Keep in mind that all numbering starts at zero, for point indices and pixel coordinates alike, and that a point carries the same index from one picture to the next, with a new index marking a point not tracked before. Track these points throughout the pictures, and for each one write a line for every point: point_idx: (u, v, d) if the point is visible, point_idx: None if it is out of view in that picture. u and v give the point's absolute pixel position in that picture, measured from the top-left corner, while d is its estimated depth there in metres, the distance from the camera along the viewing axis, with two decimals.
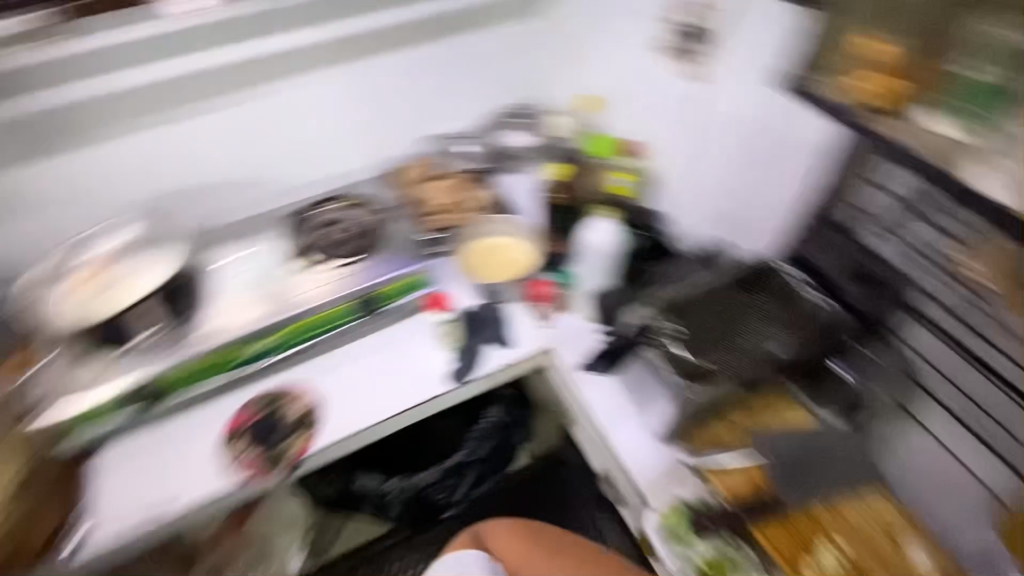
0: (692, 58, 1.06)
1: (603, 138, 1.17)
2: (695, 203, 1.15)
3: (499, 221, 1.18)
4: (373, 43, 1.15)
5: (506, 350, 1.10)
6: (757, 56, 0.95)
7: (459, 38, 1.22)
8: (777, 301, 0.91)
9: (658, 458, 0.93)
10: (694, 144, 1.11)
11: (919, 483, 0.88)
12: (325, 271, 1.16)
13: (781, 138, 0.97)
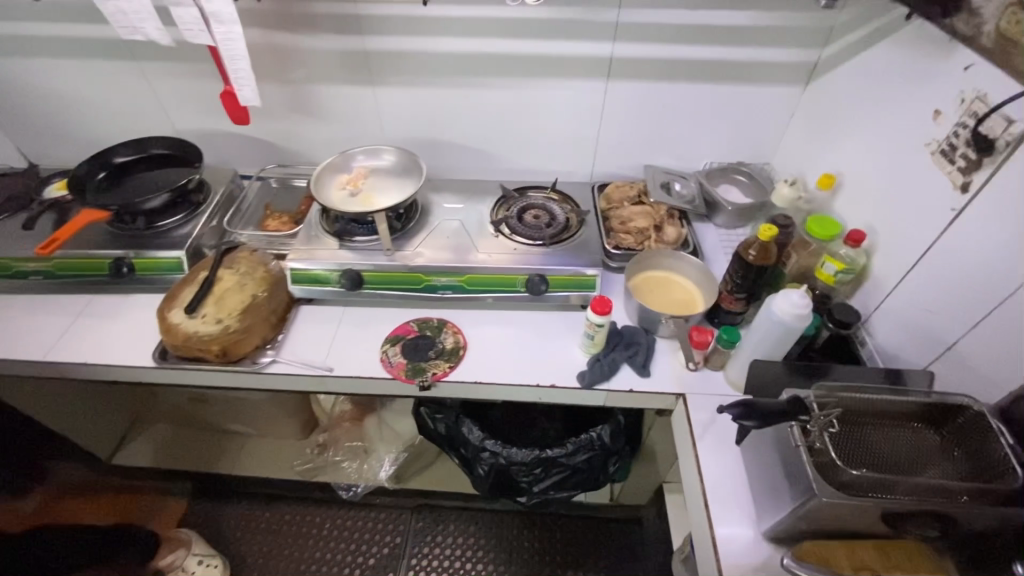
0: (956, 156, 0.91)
1: (828, 221, 1.12)
2: (907, 316, 1.01)
3: (682, 260, 1.24)
4: (627, 68, 1.30)
5: (639, 378, 1.11)
6: None
7: (718, 86, 1.32)
8: (965, 458, 0.82)
9: (753, 550, 0.88)
10: (927, 253, 0.96)
11: None
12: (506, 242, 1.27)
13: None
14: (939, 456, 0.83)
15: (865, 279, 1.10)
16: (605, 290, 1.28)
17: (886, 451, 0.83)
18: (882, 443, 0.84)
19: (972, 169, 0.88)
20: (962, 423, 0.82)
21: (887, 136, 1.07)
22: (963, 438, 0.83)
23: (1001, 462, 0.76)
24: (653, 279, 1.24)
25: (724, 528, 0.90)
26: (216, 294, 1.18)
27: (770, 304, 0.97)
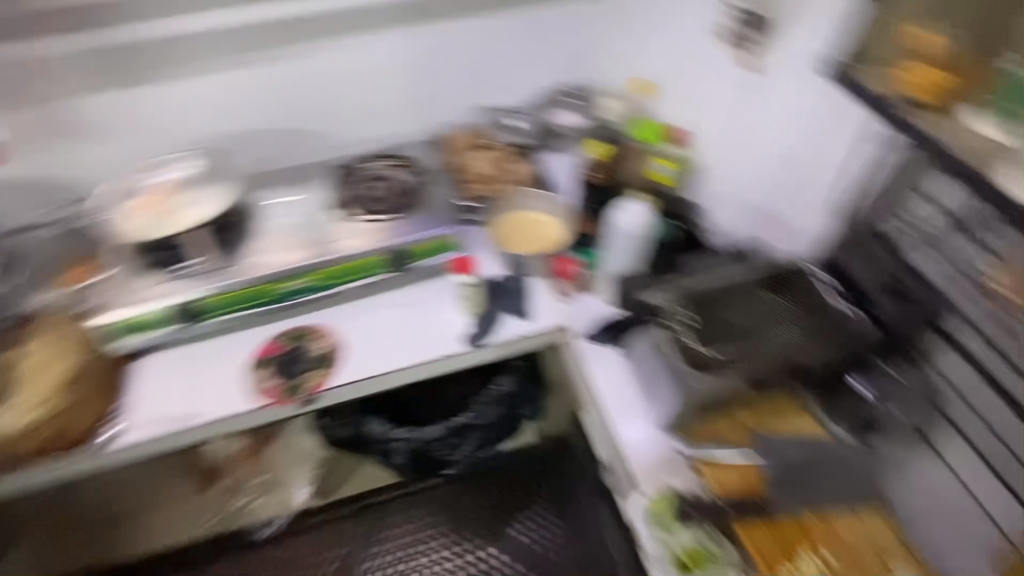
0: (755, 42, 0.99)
1: (649, 124, 1.16)
2: (740, 200, 1.10)
3: (531, 195, 1.20)
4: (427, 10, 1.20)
5: (524, 322, 1.12)
6: (814, 45, 0.90)
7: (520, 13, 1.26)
8: (804, 307, 0.90)
9: (656, 443, 0.92)
10: (743, 139, 1.06)
11: (929, 512, 0.85)
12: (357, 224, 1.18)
13: (830, 138, 0.92)
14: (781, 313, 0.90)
15: (697, 171, 1.17)
16: (469, 245, 1.24)
17: (741, 324, 0.89)
18: (737, 320, 0.90)
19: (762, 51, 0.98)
20: (791, 282, 0.94)
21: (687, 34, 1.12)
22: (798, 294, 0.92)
23: (823, 303, 0.90)
24: (508, 221, 1.19)
25: (627, 437, 0.95)
26: (18, 380, 0.97)
27: (608, 219, 1.04)
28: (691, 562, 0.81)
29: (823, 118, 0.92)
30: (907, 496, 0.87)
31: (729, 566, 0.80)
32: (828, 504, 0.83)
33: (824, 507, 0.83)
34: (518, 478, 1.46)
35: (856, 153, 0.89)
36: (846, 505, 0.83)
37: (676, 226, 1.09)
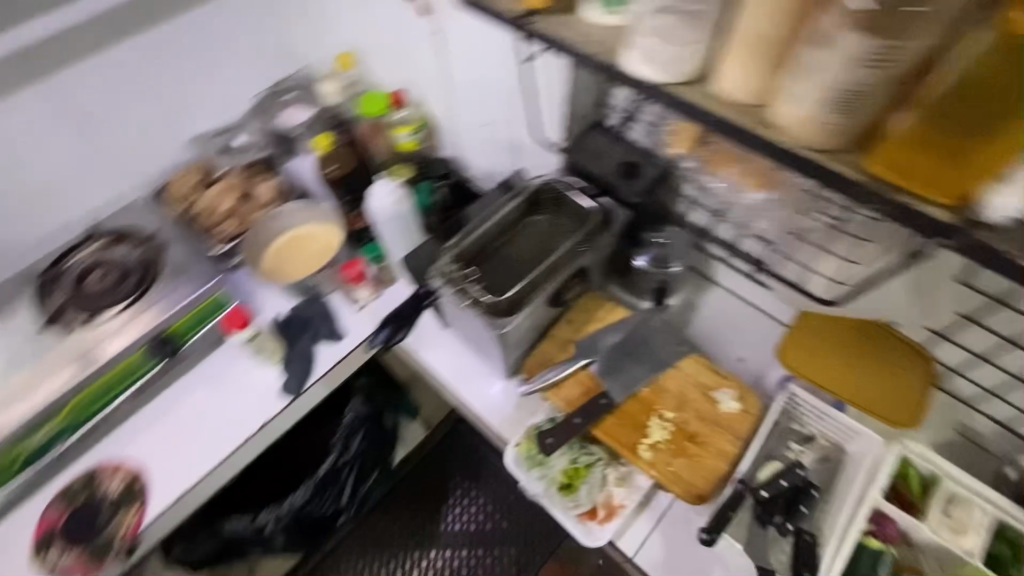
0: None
1: (373, 94, 1.08)
2: (480, 139, 1.07)
3: (282, 212, 1.10)
4: (37, 62, 0.96)
5: (336, 344, 1.03)
6: None
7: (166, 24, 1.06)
8: (570, 218, 0.94)
9: (504, 394, 0.96)
10: (451, 83, 1.00)
11: (732, 337, 0.98)
12: (95, 329, 0.99)
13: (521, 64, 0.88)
14: (553, 227, 0.94)
15: (437, 123, 1.13)
16: (248, 291, 1.11)
17: (523, 259, 0.90)
18: (521, 257, 0.91)
19: None
20: (550, 199, 0.96)
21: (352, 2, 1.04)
22: (560, 206, 0.95)
23: (581, 210, 0.92)
24: (274, 249, 1.07)
25: (478, 401, 0.96)
26: None
27: (371, 206, 0.92)
28: (572, 480, 0.85)
29: (503, 49, 0.86)
30: (711, 332, 0.99)
31: (602, 466, 0.86)
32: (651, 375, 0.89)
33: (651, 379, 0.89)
34: (426, 477, 1.38)
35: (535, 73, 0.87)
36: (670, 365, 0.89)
37: (439, 186, 1.09)
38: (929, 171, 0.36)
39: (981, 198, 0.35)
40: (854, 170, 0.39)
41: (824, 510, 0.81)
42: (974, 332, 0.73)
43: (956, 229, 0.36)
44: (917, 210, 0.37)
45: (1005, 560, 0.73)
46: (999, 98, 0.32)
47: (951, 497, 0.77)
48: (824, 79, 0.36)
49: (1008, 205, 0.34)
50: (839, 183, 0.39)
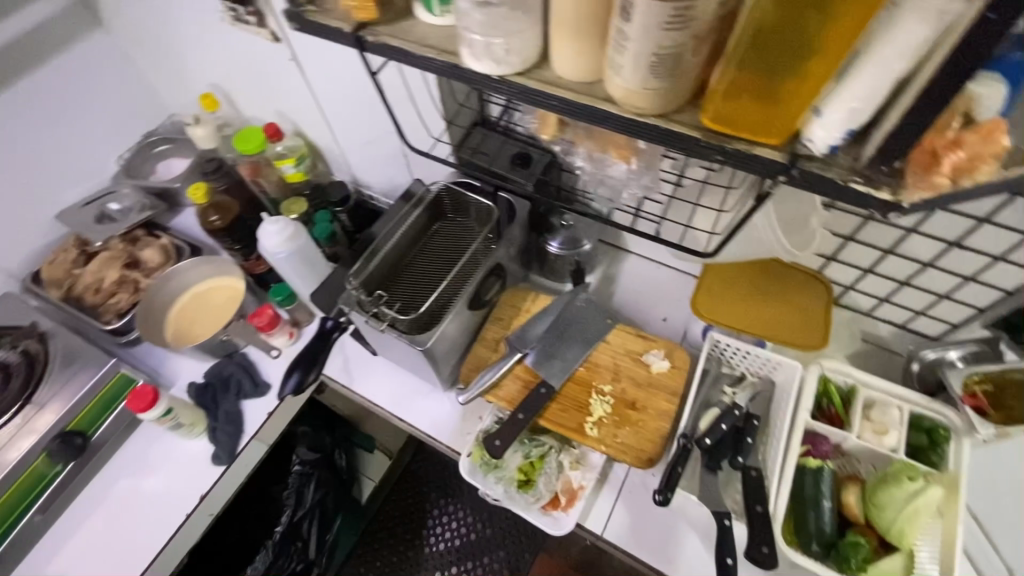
0: (244, 21, 0.85)
1: (247, 129, 1.01)
2: (368, 157, 1.04)
3: (178, 272, 1.05)
4: None
5: (262, 397, 0.98)
6: None
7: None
8: (475, 219, 0.94)
9: (447, 407, 0.95)
10: (324, 108, 0.96)
11: (654, 300, 1.02)
12: None
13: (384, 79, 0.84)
14: (461, 230, 0.94)
15: (321, 149, 1.09)
16: (155, 363, 1.03)
17: (438, 269, 0.90)
18: (434, 267, 0.90)
19: (262, 19, 0.83)
20: (450, 203, 0.95)
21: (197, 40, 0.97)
22: (463, 208, 0.94)
23: (485, 207, 0.91)
24: (181, 312, 1.03)
25: (422, 420, 0.94)
26: None
27: (264, 247, 0.88)
28: (528, 475, 0.85)
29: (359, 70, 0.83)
30: (634, 300, 1.02)
31: (555, 453, 0.86)
32: (583, 354, 0.89)
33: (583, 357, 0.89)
34: (401, 503, 1.35)
35: (393, 83, 0.82)
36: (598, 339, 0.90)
37: (339, 213, 1.06)
38: (749, 119, 0.38)
39: (804, 130, 0.37)
40: (689, 127, 0.40)
41: (765, 444, 0.84)
42: (856, 249, 0.80)
43: (789, 164, 0.38)
44: (750, 154, 0.39)
45: (926, 449, 0.79)
46: (785, 37, 0.33)
47: (871, 403, 0.83)
48: (635, 50, 0.35)
49: (827, 136, 0.36)
50: (680, 142, 0.41)
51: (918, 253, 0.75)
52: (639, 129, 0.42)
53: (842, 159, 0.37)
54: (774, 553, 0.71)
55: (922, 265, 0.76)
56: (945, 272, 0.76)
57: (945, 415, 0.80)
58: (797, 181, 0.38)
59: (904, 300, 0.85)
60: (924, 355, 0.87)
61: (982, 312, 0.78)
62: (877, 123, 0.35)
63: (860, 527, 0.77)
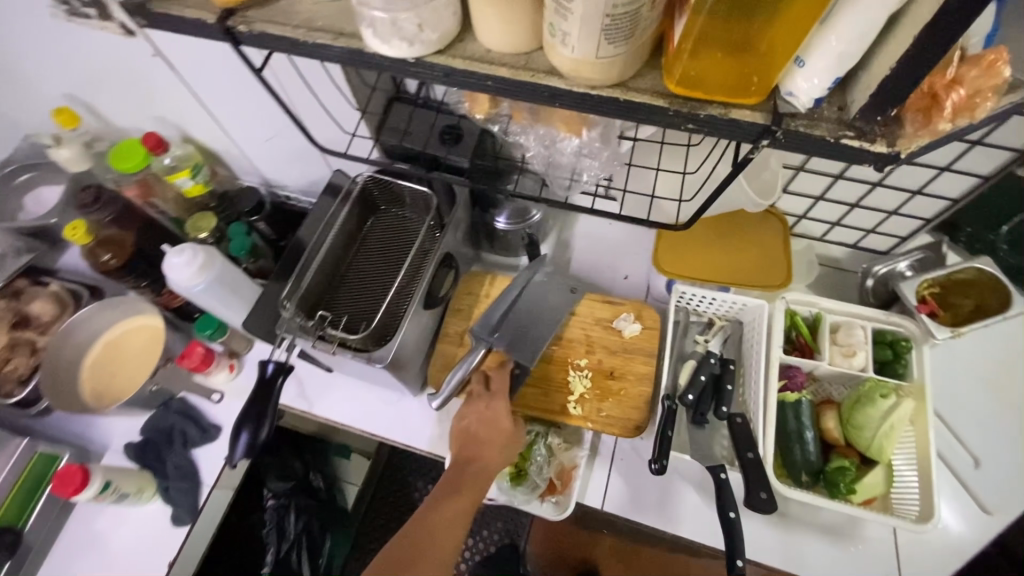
0: (84, 15, 0.69)
1: (124, 144, 0.86)
2: (274, 154, 0.91)
3: (73, 329, 0.89)
4: None
5: (214, 442, 0.88)
6: None
7: None
8: (412, 207, 0.86)
9: (423, 411, 0.89)
10: (208, 105, 0.82)
11: (612, 259, 0.98)
12: None
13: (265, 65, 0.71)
14: (398, 222, 0.86)
15: (219, 153, 0.94)
16: (78, 429, 0.90)
17: (380, 270, 0.82)
18: (377, 269, 0.82)
19: (104, 10, 0.67)
20: (380, 193, 0.85)
21: (24, 46, 0.78)
22: (395, 197, 0.85)
23: (421, 193, 0.82)
24: (94, 370, 0.90)
25: (397, 430, 0.89)
26: None
27: (175, 283, 0.75)
28: (520, 468, 0.82)
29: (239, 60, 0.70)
30: (593, 262, 0.98)
31: (542, 438, 0.83)
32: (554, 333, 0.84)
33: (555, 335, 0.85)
34: (390, 502, 1.31)
35: (290, 77, 0.72)
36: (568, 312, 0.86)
37: (256, 222, 0.94)
38: (722, 76, 0.32)
39: (785, 84, 0.32)
40: (652, 94, 0.34)
41: (742, 386, 0.84)
42: (807, 178, 0.78)
43: (773, 126, 0.33)
44: (726, 120, 0.33)
45: (892, 362, 0.81)
46: None
47: (836, 327, 0.84)
48: (582, 12, 0.28)
49: (812, 87, 0.31)
50: (645, 113, 0.34)
51: (867, 175, 0.74)
52: (593, 103, 0.35)
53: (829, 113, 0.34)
54: (772, 496, 0.71)
55: (872, 186, 0.76)
56: (894, 190, 0.76)
57: (904, 326, 0.82)
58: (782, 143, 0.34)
59: (854, 222, 0.86)
60: (877, 271, 0.89)
61: (928, 222, 0.81)
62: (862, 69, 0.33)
63: (842, 448, 0.80)
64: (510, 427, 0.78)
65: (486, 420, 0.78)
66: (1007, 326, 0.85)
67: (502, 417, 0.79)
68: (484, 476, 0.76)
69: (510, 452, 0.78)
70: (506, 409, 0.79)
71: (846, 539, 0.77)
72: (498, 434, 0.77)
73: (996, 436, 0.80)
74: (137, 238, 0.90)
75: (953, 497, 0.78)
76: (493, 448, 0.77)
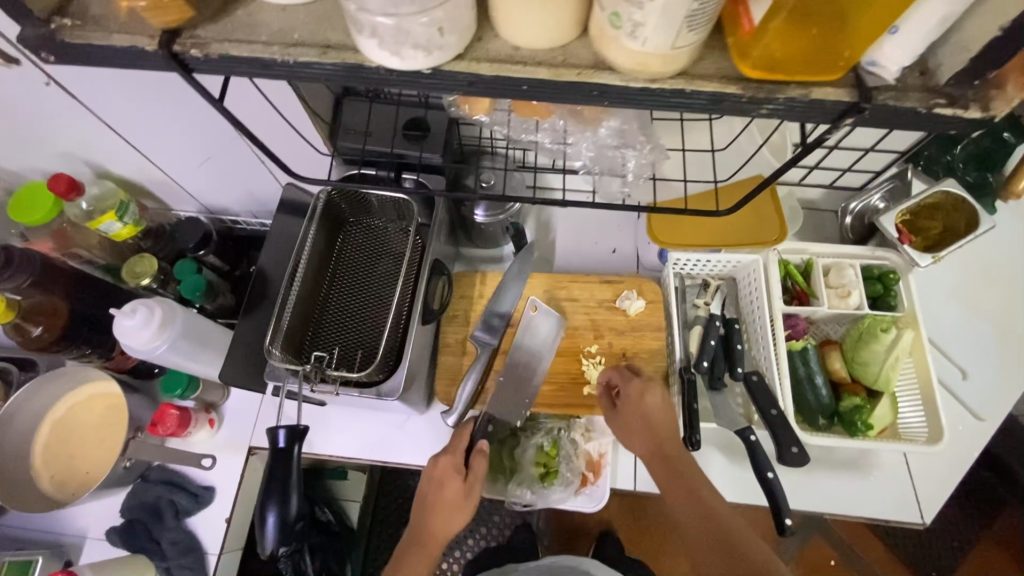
0: None
1: (29, 190, 0.73)
2: (214, 176, 0.80)
3: (11, 416, 0.76)
4: None
5: (209, 506, 0.79)
6: None
7: None
8: (382, 214, 0.78)
9: (436, 428, 0.83)
10: (126, 133, 0.70)
11: (595, 235, 0.95)
12: None
13: (184, 87, 0.61)
14: (371, 233, 0.78)
15: (146, 185, 0.82)
16: (43, 522, 0.79)
17: (364, 292, 0.75)
18: (360, 291, 0.75)
19: None
20: (348, 205, 0.76)
21: None
22: (363, 208, 0.77)
23: (394, 199, 0.74)
24: (47, 456, 0.78)
25: (408, 454, 0.83)
26: None
27: (132, 348, 0.65)
28: (548, 466, 0.80)
29: (163, 77, 0.60)
30: (578, 241, 0.94)
31: (565, 432, 0.82)
32: (545, 339, 0.80)
33: (546, 342, 0.80)
34: (398, 520, 1.25)
35: (243, 100, 0.64)
36: (556, 327, 0.81)
37: (204, 256, 0.84)
38: (798, 56, 0.35)
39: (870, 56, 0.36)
40: (721, 79, 0.36)
41: (749, 343, 0.85)
42: None
43: (861, 102, 0.36)
44: (788, 96, 0.36)
45: (883, 296, 0.84)
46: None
47: (827, 268, 0.86)
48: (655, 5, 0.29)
49: (897, 57, 0.35)
50: (688, 98, 0.36)
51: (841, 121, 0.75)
52: (654, 96, 0.36)
53: (914, 80, 0.38)
54: (801, 448, 0.74)
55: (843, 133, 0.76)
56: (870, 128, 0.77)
57: (889, 258, 0.85)
58: (869, 115, 0.37)
59: (832, 163, 0.86)
60: (853, 208, 0.91)
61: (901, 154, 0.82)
62: (955, 33, 0.36)
63: (850, 385, 0.83)
64: (462, 489, 0.74)
65: (434, 484, 0.74)
66: (974, 242, 0.89)
67: (452, 481, 0.74)
68: (436, 539, 0.75)
69: (463, 512, 0.74)
70: (454, 475, 0.74)
71: (864, 471, 0.81)
72: (445, 506, 0.73)
73: (979, 348, 0.85)
74: (68, 302, 0.77)
75: (951, 412, 0.83)
76: (442, 512, 0.74)
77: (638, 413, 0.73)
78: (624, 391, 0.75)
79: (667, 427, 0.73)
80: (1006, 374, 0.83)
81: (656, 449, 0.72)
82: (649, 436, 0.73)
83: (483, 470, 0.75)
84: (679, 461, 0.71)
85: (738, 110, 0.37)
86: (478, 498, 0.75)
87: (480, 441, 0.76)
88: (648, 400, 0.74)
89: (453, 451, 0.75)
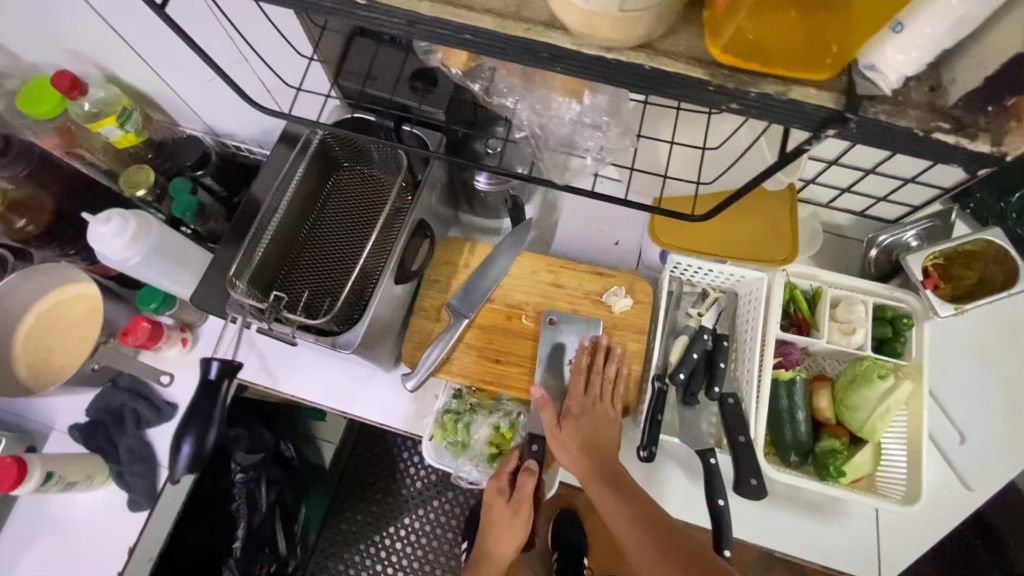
0: None
1: (34, 85, 0.74)
2: (217, 97, 0.78)
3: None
4: None
5: (170, 422, 0.81)
6: None
7: None
8: (381, 165, 0.75)
9: (399, 389, 0.83)
10: (131, 40, 0.69)
11: (598, 223, 0.90)
12: None
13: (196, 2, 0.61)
14: (365, 182, 0.76)
15: (153, 97, 0.81)
16: (17, 408, 0.82)
17: (347, 239, 0.73)
18: (342, 238, 0.74)
19: None
20: (343, 148, 0.73)
21: None
22: (361, 154, 0.74)
23: (392, 151, 0.71)
24: (29, 343, 0.81)
25: (371, 409, 0.82)
26: None
27: (106, 256, 0.66)
28: (500, 447, 0.81)
29: None
30: (580, 228, 0.90)
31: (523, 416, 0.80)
32: (561, 349, 0.77)
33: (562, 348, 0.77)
34: (371, 470, 1.26)
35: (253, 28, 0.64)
36: (588, 324, 0.77)
37: (201, 178, 0.83)
38: (776, 36, 0.34)
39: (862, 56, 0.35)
40: (686, 61, 0.36)
41: (734, 362, 0.80)
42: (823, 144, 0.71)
43: (844, 112, 0.35)
44: (754, 88, 0.35)
45: (890, 340, 0.77)
46: None
47: (836, 300, 0.79)
48: None
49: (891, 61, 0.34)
50: (636, 69, 0.36)
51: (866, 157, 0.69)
52: (607, 64, 0.36)
53: (915, 96, 0.37)
54: (761, 482, 0.70)
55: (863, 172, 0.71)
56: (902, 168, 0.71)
57: (907, 301, 0.78)
58: (854, 128, 0.36)
59: (867, 188, 0.78)
60: (882, 239, 0.83)
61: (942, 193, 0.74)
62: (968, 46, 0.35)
63: (833, 427, 0.78)
64: (506, 509, 0.78)
65: (490, 506, 0.80)
66: (1010, 298, 0.81)
67: (497, 501, 0.79)
68: (492, 557, 0.81)
69: (514, 530, 0.79)
70: (502, 501, 0.79)
71: (830, 517, 0.77)
72: (500, 530, 0.80)
73: (984, 412, 0.78)
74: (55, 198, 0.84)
75: (937, 474, 0.77)
76: (496, 532, 0.80)
77: (578, 435, 0.73)
78: (567, 407, 0.75)
79: (608, 447, 0.73)
80: (1009, 443, 0.77)
81: (596, 470, 0.71)
82: (586, 457, 0.73)
83: (528, 488, 0.76)
84: (618, 480, 0.70)
85: (693, 89, 0.36)
86: (525, 517, 0.78)
87: (529, 461, 0.77)
88: (579, 428, 0.73)
89: (500, 474, 0.80)
